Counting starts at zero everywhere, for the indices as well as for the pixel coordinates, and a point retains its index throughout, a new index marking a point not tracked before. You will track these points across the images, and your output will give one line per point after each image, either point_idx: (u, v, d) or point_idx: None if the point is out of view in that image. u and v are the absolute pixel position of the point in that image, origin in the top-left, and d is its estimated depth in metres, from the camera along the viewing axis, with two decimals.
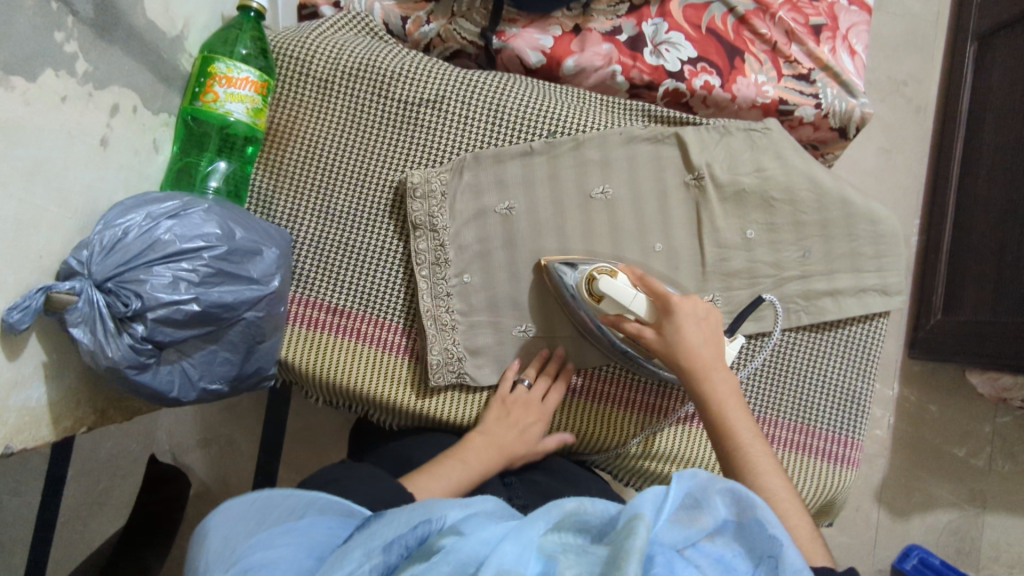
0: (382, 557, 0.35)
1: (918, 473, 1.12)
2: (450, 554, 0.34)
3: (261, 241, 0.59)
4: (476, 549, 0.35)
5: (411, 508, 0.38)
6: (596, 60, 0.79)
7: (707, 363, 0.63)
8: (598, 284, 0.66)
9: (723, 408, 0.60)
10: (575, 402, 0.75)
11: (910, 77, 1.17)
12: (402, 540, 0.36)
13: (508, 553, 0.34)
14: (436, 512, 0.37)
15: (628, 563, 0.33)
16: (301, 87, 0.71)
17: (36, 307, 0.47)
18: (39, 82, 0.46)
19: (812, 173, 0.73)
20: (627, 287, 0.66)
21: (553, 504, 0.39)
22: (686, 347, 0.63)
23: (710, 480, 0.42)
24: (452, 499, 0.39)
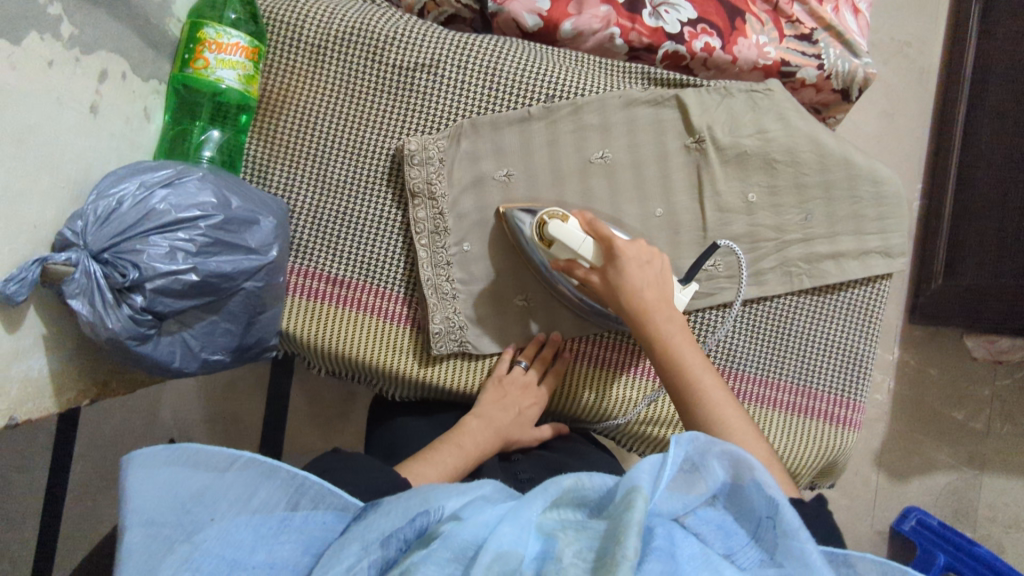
0: (382, 551, 0.37)
1: (916, 436, 1.14)
2: (449, 540, 0.35)
3: (257, 211, 0.58)
4: (476, 533, 0.36)
5: (409, 497, 0.40)
6: (594, 23, 0.76)
7: (650, 307, 0.62)
8: (548, 229, 0.64)
9: (669, 348, 0.60)
10: (572, 377, 0.76)
11: (913, 38, 1.14)
12: (400, 532, 0.37)
13: (506, 534, 0.35)
14: (432, 502, 0.39)
15: (628, 536, 0.33)
16: (293, 52, 0.70)
17: (32, 279, 0.46)
18: (24, 46, 0.45)
19: (815, 134, 0.72)
20: (577, 230, 0.63)
21: (551, 481, 0.39)
22: (631, 290, 0.62)
23: (707, 444, 0.42)
24: (447, 487, 0.40)
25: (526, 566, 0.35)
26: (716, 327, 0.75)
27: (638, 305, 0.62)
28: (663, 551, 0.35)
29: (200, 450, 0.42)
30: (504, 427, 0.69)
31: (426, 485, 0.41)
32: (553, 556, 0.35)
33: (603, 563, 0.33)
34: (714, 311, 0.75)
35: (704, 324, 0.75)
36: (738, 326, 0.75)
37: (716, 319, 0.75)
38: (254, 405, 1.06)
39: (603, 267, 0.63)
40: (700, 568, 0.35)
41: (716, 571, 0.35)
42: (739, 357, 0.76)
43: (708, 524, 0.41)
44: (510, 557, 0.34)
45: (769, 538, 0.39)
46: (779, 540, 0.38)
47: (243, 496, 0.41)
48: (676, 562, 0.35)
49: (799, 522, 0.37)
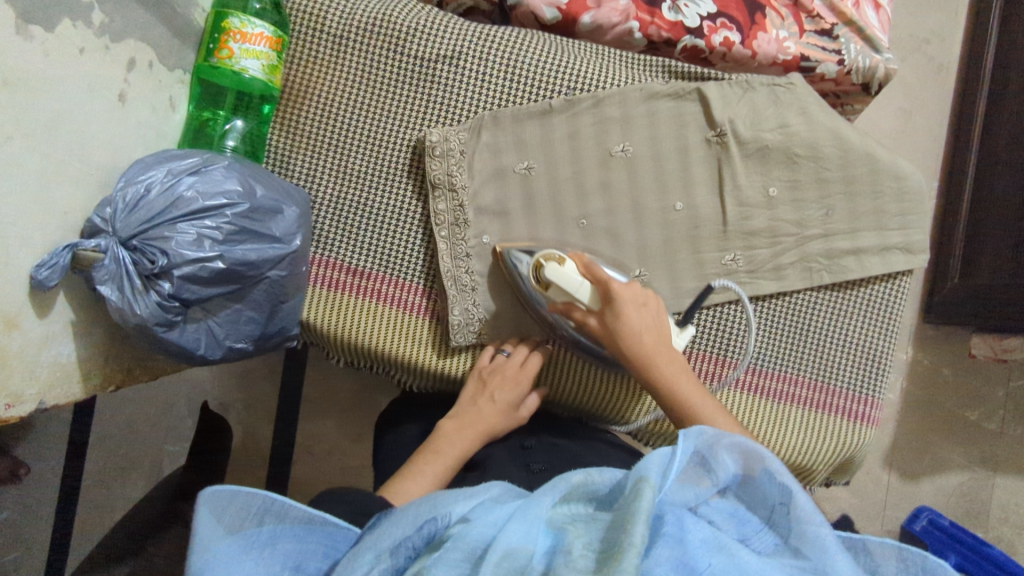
0: (391, 561, 0.37)
1: (929, 436, 1.13)
2: (458, 542, 0.35)
3: (282, 200, 0.59)
4: (486, 531, 0.36)
5: (418, 506, 0.40)
6: (613, 16, 0.76)
7: (650, 349, 0.64)
8: (546, 272, 0.65)
9: (673, 386, 0.63)
10: (567, 376, 0.75)
11: (932, 34, 1.13)
12: (409, 541, 0.38)
13: (515, 532, 0.35)
14: (440, 510, 0.39)
15: (635, 524, 0.33)
16: (316, 43, 0.70)
17: (63, 265, 0.47)
18: (57, 32, 0.45)
19: (838, 129, 0.72)
20: (576, 274, 0.65)
21: (560, 478, 0.40)
22: (633, 335, 0.64)
23: (715, 437, 0.43)
24: (455, 494, 0.40)
25: (536, 561, 0.35)
26: (736, 325, 0.75)
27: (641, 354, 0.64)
28: (671, 536, 0.35)
29: (231, 497, 0.42)
30: (482, 422, 0.68)
31: (433, 493, 0.41)
32: (563, 549, 0.35)
33: (610, 553, 0.33)
34: (733, 307, 0.75)
35: (725, 319, 0.75)
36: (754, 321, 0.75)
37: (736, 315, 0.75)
38: (267, 397, 1.06)
39: (603, 312, 0.65)
40: (713, 553, 0.35)
41: (732, 557, 0.35)
42: (757, 352, 0.75)
43: (721, 513, 0.40)
44: (519, 553, 0.34)
45: (784, 523, 0.39)
46: (794, 528, 0.38)
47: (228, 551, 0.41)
48: (685, 548, 0.34)
49: (814, 507, 0.38)
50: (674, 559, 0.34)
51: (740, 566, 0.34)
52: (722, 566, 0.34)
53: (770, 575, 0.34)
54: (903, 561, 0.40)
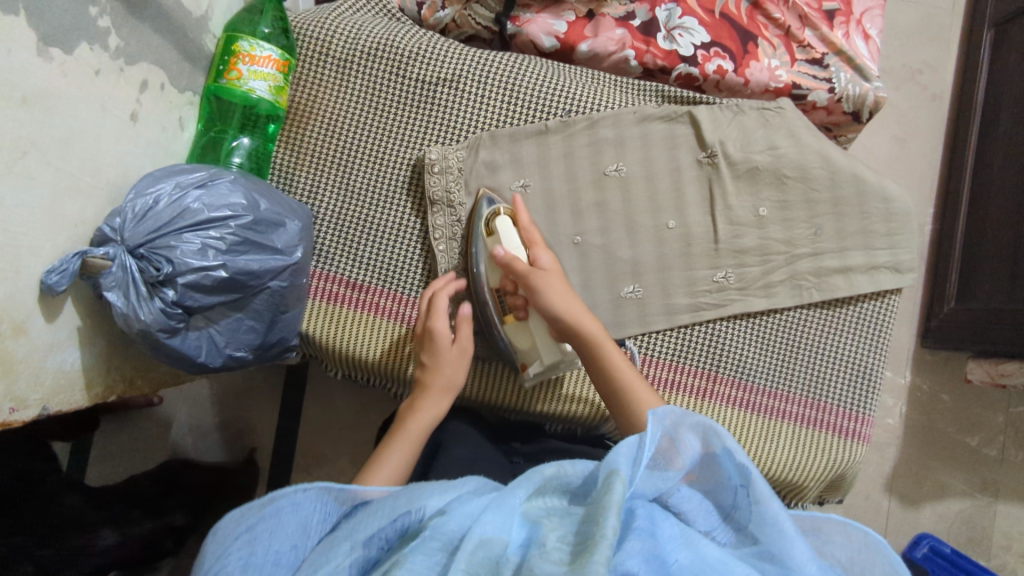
0: (363, 550, 0.39)
1: (930, 462, 1.13)
2: (435, 532, 0.36)
3: (284, 213, 0.61)
4: (461, 522, 0.37)
5: (397, 497, 0.41)
6: (610, 44, 0.81)
7: (578, 309, 0.66)
8: (497, 220, 0.69)
9: (598, 341, 0.64)
10: (545, 397, 0.75)
11: (925, 65, 1.16)
12: (382, 532, 0.39)
13: (491, 521, 0.36)
14: (415, 503, 0.40)
15: (607, 518, 0.34)
16: (321, 66, 0.73)
17: (72, 271, 0.49)
18: (75, 55, 0.48)
19: (825, 151, 0.74)
20: (515, 233, 0.69)
21: (533, 470, 0.41)
22: (559, 293, 0.66)
23: (680, 418, 0.43)
24: (434, 488, 0.41)
25: (511, 553, 0.36)
26: (728, 339, 0.76)
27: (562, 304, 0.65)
28: (643, 531, 0.36)
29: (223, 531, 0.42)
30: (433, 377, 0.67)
31: (416, 484, 0.42)
32: (538, 541, 0.36)
33: (583, 545, 0.34)
34: (726, 322, 0.76)
35: (714, 335, 0.76)
36: (744, 337, 0.76)
37: (729, 330, 0.76)
38: (267, 415, 1.06)
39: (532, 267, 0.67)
40: (680, 548, 0.36)
41: (696, 550, 0.36)
42: (748, 367, 0.76)
43: (691, 502, 0.43)
44: (493, 543, 0.35)
45: (744, 504, 0.40)
46: (753, 511, 0.39)
47: (199, 556, 0.41)
48: (657, 542, 0.36)
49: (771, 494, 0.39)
50: (645, 552, 0.35)
51: (706, 559, 0.35)
52: (689, 562, 0.35)
53: (734, 566, 0.35)
54: (848, 536, 0.42)
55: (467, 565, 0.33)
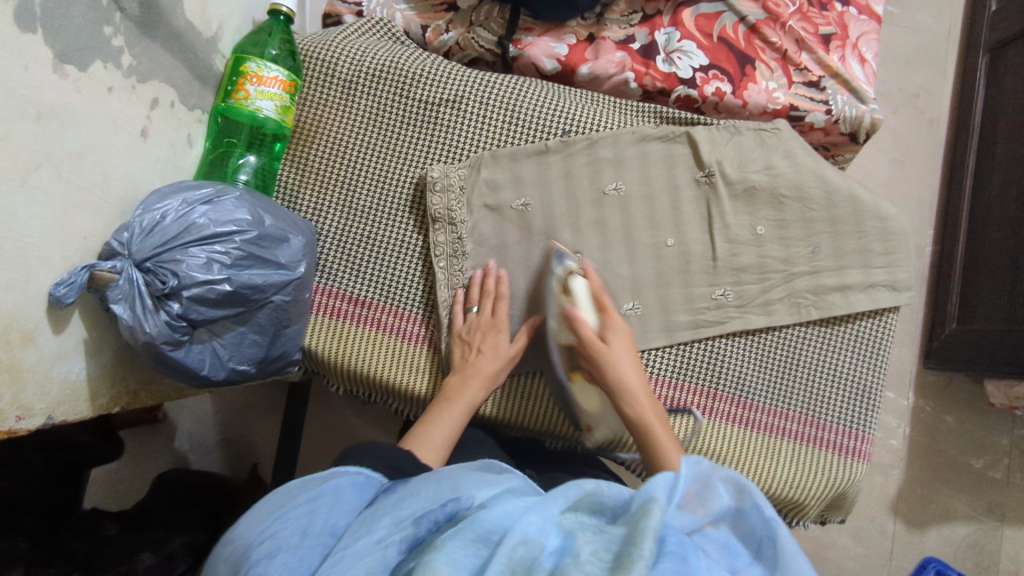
0: (414, 528, 0.39)
1: (935, 485, 1.12)
2: (473, 524, 0.37)
3: (288, 229, 0.62)
4: (501, 520, 0.37)
5: (440, 484, 0.41)
6: (609, 67, 0.83)
7: (634, 387, 0.67)
8: (572, 284, 0.71)
9: (647, 421, 0.65)
10: (555, 416, 0.75)
11: (922, 89, 1.18)
12: (431, 514, 0.39)
13: (533, 524, 0.37)
14: (462, 491, 0.40)
15: (643, 540, 0.35)
16: (327, 87, 0.75)
17: (80, 284, 0.50)
18: (89, 72, 0.49)
19: (822, 171, 0.75)
20: (587, 300, 0.71)
21: (574, 483, 0.41)
22: (619, 368, 0.68)
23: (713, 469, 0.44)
24: (479, 481, 0.41)
25: (544, 559, 0.35)
26: (727, 357, 0.77)
27: (625, 381, 0.67)
28: (674, 554, 0.35)
29: (271, 496, 0.45)
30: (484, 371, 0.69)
31: (459, 475, 0.43)
32: (571, 552, 0.35)
33: (619, 562, 0.34)
34: (726, 340, 0.77)
35: (713, 352, 0.77)
36: (743, 355, 0.77)
37: (728, 347, 0.77)
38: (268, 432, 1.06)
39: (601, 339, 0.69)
40: None
41: None
42: (747, 385, 0.77)
43: (714, 543, 0.41)
44: (532, 546, 0.35)
45: (768, 555, 0.40)
46: (778, 558, 0.39)
47: (259, 512, 0.43)
48: (687, 565, 0.35)
49: (797, 549, 0.40)
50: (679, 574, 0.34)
51: None
52: None
53: None
54: None
55: (506, 564, 0.34)
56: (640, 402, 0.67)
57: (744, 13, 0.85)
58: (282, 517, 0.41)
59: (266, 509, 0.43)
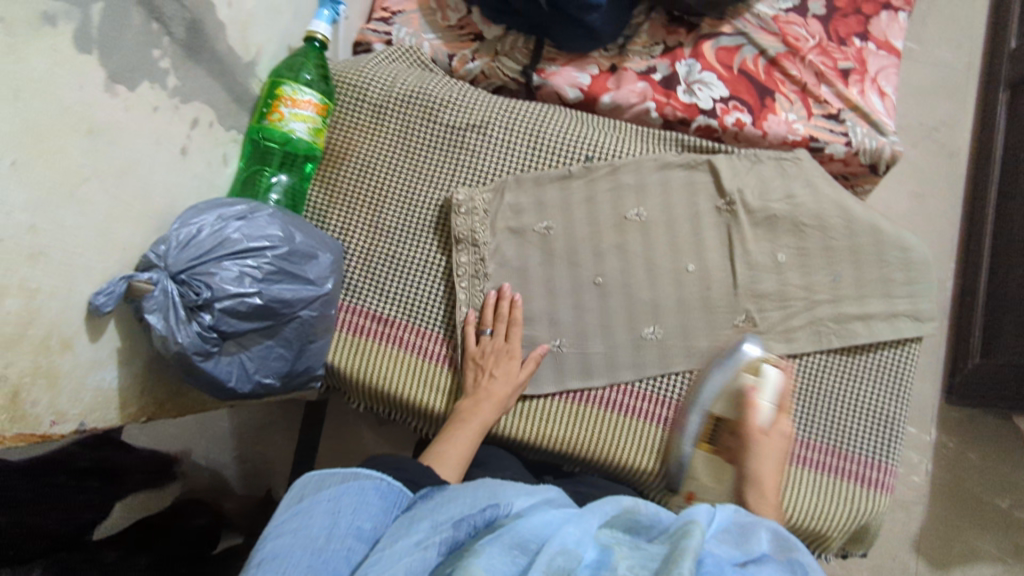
0: (452, 531, 0.39)
1: (959, 523, 1.09)
2: (513, 531, 0.37)
3: (317, 246, 0.64)
4: (539, 529, 0.38)
5: (478, 492, 0.42)
6: (631, 96, 0.86)
7: (768, 485, 0.68)
8: (762, 373, 0.73)
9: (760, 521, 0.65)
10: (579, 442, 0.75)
11: (943, 123, 1.18)
12: (471, 518, 0.39)
13: (571, 535, 0.37)
14: (501, 499, 0.41)
15: (682, 559, 0.35)
16: (357, 111, 0.78)
17: (119, 294, 0.51)
18: (137, 92, 0.52)
19: (842, 201, 0.76)
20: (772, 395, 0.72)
21: (613, 498, 0.42)
22: (763, 462, 0.69)
23: (753, 522, 0.46)
24: (517, 489, 0.42)
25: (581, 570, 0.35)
26: None
27: (761, 476, 0.69)
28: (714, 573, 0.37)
29: (302, 484, 0.45)
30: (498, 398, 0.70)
31: (494, 483, 0.43)
32: (609, 565, 0.36)
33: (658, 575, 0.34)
34: None
35: None
36: None
37: None
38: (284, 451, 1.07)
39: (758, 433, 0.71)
40: None
41: None
42: None
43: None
44: (570, 555, 0.36)
45: None
46: None
47: (287, 504, 0.43)
48: None
49: None
50: None
51: None
52: None
53: None
54: None
55: (546, 570, 0.34)
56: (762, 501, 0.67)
57: (763, 47, 0.87)
58: (304, 514, 0.41)
59: (294, 504, 0.43)
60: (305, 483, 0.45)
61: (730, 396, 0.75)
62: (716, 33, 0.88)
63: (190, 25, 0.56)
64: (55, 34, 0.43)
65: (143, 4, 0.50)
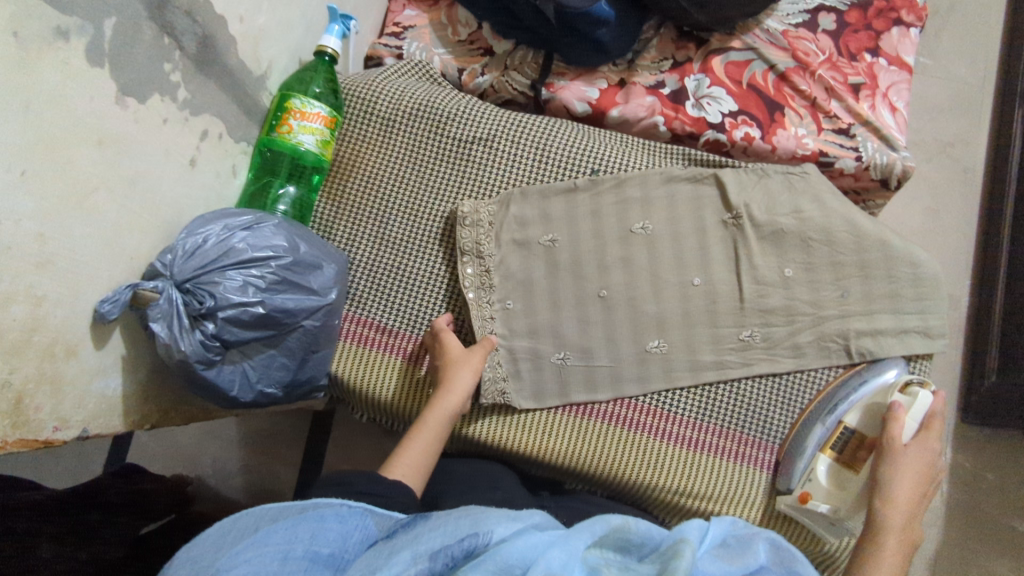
0: (429, 563, 0.37)
1: (979, 548, 1.06)
2: (495, 556, 0.37)
3: (322, 257, 0.64)
4: (523, 554, 0.38)
5: (459, 521, 0.41)
6: (640, 110, 0.86)
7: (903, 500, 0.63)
8: (913, 390, 0.69)
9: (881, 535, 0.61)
10: (600, 461, 0.74)
11: (957, 138, 1.17)
12: (448, 549, 0.38)
13: (557, 557, 0.37)
14: (483, 527, 0.40)
15: None
16: (366, 123, 0.78)
17: (123, 302, 0.52)
18: (148, 104, 0.53)
19: (851, 216, 0.75)
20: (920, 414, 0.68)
21: (601, 517, 0.41)
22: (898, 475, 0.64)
23: (751, 535, 0.45)
24: (499, 514, 0.41)
25: None
26: (753, 399, 0.75)
27: (893, 488, 0.64)
28: None
29: (254, 514, 0.45)
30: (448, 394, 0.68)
31: (477, 512, 0.42)
32: None
33: None
34: (751, 381, 0.75)
35: (740, 394, 0.75)
36: (771, 398, 0.75)
37: (754, 389, 0.75)
38: (290, 461, 1.07)
39: (903, 441, 0.66)
40: None
41: None
42: (770, 428, 0.75)
43: None
44: None
45: None
46: None
47: (244, 531, 0.42)
48: None
49: None
50: None
51: None
52: None
53: None
54: None
55: None
56: (892, 509, 0.63)
57: (773, 62, 0.87)
58: (261, 542, 0.40)
59: (248, 531, 0.42)
60: (262, 514, 0.45)
61: (870, 406, 0.71)
62: (725, 48, 0.88)
63: (201, 40, 0.57)
64: (68, 48, 0.44)
65: (156, 19, 0.52)
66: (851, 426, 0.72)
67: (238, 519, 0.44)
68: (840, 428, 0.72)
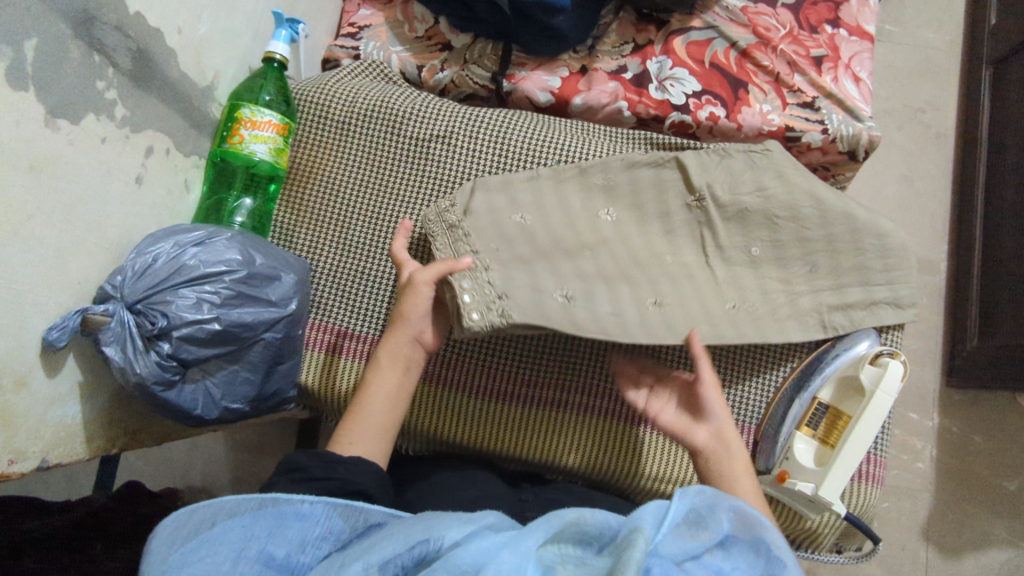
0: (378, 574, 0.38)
1: (970, 509, 1.07)
2: (447, 564, 0.36)
3: (280, 267, 0.63)
4: (476, 558, 0.37)
5: (414, 526, 0.40)
6: (602, 97, 0.85)
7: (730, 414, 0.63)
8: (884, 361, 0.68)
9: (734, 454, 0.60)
10: (573, 449, 0.75)
11: (927, 104, 1.17)
12: (398, 558, 0.38)
13: (508, 560, 0.36)
14: (434, 532, 0.39)
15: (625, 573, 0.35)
16: (321, 128, 0.78)
17: (72, 328, 0.51)
18: (82, 125, 0.51)
19: (814, 190, 0.75)
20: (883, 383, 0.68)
21: (554, 513, 0.41)
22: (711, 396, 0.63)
23: (713, 500, 0.45)
24: (452, 517, 0.40)
25: None
26: (728, 381, 0.76)
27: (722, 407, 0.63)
28: None
29: (201, 506, 0.43)
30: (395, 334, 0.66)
31: (434, 514, 0.41)
32: None
33: None
34: (724, 362, 0.76)
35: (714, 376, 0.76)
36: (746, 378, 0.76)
37: (730, 371, 0.76)
38: None
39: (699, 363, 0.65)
40: None
41: None
42: (745, 407, 0.76)
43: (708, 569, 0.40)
44: None
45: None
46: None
47: (200, 523, 0.43)
48: None
49: None
50: None
51: None
52: None
53: None
54: None
55: None
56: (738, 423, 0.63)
57: (734, 39, 0.86)
58: (215, 539, 0.41)
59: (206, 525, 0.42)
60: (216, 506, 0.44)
61: (842, 380, 0.72)
62: (685, 28, 0.87)
63: (135, 55, 0.56)
64: None
65: (83, 37, 0.50)
66: (825, 402, 0.73)
67: (186, 512, 0.43)
68: (815, 404, 0.73)
